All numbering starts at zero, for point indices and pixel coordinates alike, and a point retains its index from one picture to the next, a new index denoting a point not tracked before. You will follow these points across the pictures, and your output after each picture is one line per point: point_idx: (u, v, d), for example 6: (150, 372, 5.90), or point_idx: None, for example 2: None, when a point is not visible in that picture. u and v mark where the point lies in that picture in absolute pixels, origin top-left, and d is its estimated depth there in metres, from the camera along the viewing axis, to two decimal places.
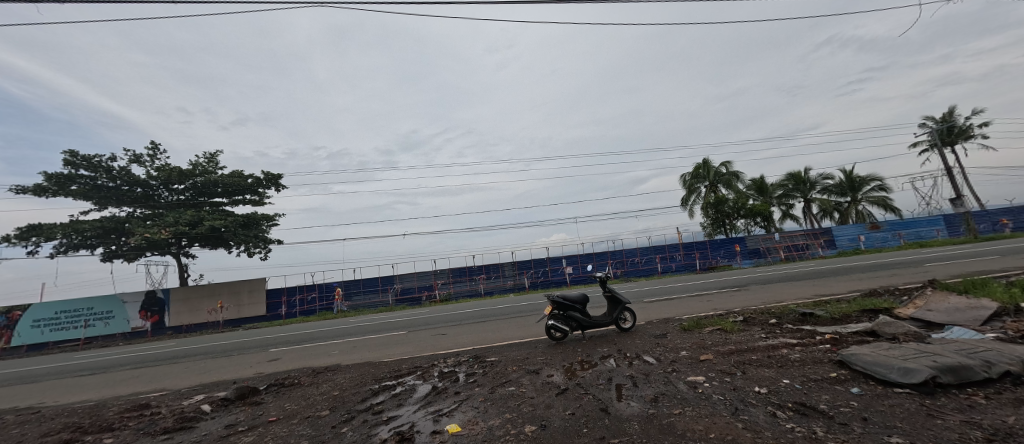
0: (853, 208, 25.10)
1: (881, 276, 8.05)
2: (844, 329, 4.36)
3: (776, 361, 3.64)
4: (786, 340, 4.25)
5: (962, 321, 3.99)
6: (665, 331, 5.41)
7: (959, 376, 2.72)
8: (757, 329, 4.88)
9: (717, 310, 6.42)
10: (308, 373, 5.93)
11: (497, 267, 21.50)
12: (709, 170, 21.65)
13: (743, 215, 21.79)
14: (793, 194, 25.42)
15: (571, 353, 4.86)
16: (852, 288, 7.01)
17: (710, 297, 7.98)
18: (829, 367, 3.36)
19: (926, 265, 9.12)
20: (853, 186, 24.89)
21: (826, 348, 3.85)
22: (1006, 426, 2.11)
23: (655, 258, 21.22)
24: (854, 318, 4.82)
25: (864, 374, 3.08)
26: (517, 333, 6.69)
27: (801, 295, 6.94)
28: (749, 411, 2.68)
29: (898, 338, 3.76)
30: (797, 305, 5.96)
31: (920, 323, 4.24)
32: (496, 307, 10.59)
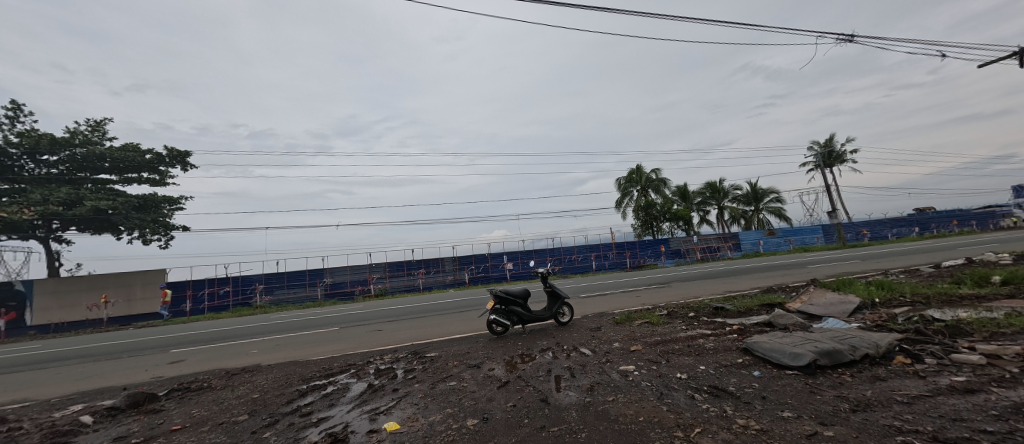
0: (756, 216, 28.75)
1: (776, 275, 9.36)
2: (748, 321, 5.00)
3: (694, 350, 4.05)
4: (703, 331, 4.76)
5: (834, 313, 4.79)
6: (598, 324, 5.74)
7: (833, 359, 3.19)
8: (679, 321, 5.40)
9: (644, 305, 6.98)
10: (221, 375, 5.32)
11: (437, 261, 21.08)
12: (642, 176, 23.31)
13: (668, 218, 23.85)
14: (710, 202, 28.43)
15: (512, 346, 4.95)
16: (754, 285, 8.05)
17: (639, 293, 8.62)
18: (736, 353, 3.80)
19: (808, 266, 10.84)
20: (756, 197, 28.45)
21: (734, 337, 4.39)
22: (866, 399, 2.59)
23: (590, 256, 22.17)
24: (756, 311, 5.57)
25: (763, 360, 3.52)
26: (458, 328, 6.66)
27: (716, 291, 7.83)
28: (672, 395, 2.95)
29: (789, 328, 4.40)
30: (712, 300, 6.70)
31: (805, 315, 5.01)
32: (436, 302, 10.42)
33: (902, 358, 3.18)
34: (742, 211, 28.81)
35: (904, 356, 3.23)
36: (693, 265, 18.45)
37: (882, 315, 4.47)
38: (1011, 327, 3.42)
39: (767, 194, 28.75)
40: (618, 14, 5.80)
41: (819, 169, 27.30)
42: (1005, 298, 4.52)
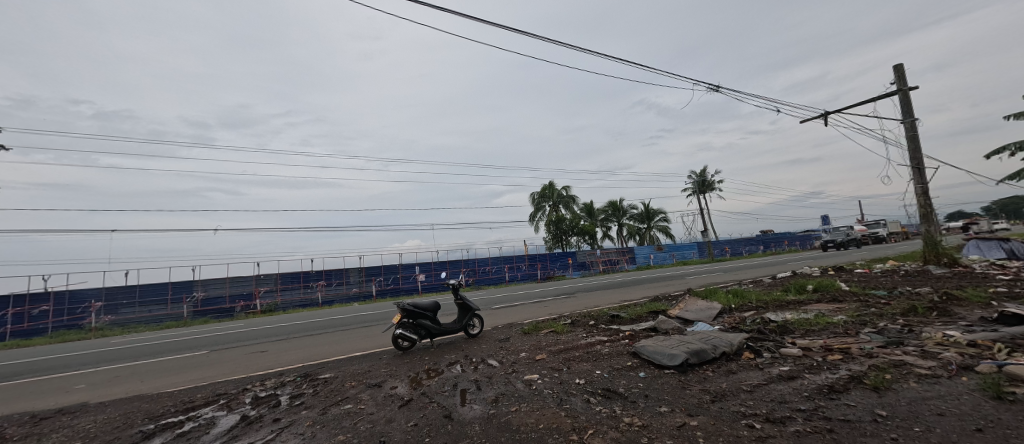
0: (648, 232, 32.84)
1: (660, 286, 10.75)
2: (638, 327, 5.59)
3: (592, 356, 4.35)
4: (600, 337, 5.16)
5: (703, 318, 5.63)
6: (506, 335, 5.84)
7: (700, 357, 3.71)
8: (580, 329, 5.79)
9: (552, 315, 7.35)
10: (22, 421, 4.03)
11: (341, 272, 19.44)
12: (554, 192, 24.96)
13: (576, 233, 25.93)
14: (611, 219, 31.63)
15: (418, 362, 4.74)
16: (644, 295, 9.10)
17: (548, 303, 9.06)
18: (626, 357, 4.18)
19: (684, 278, 12.71)
20: (649, 216, 32.54)
21: (626, 342, 4.84)
22: (721, 390, 3.06)
23: (504, 268, 22.68)
24: (644, 318, 6.27)
25: (647, 362, 3.93)
26: (360, 345, 6.16)
27: (614, 301, 8.65)
28: (571, 400, 3.10)
29: (668, 332, 5.03)
30: (609, 308, 7.36)
31: (681, 320, 5.78)
32: (339, 317, 9.53)
33: (748, 354, 3.82)
34: (637, 228, 32.64)
35: (750, 352, 3.88)
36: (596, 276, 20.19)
37: (735, 319, 5.39)
38: (817, 325, 4.39)
39: (657, 214, 33.06)
40: (533, 38, 6.19)
41: (694, 195, 32.47)
42: (814, 302, 5.84)
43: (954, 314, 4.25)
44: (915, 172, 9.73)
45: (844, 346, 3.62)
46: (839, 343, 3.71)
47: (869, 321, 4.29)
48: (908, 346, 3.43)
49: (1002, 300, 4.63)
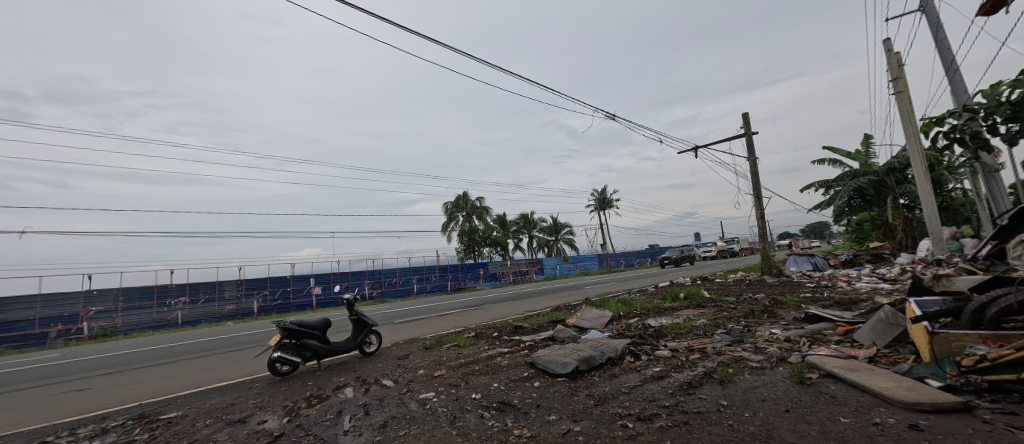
0: (555, 244, 35.26)
1: (561, 296, 11.50)
2: (538, 337, 5.84)
3: (490, 368, 4.38)
4: (501, 349, 5.26)
5: (596, 325, 6.12)
6: (406, 352, 5.58)
7: (589, 363, 4.01)
8: (483, 342, 5.83)
9: (456, 328, 7.30)
10: None
11: (211, 287, 16.66)
12: (468, 202, 25.34)
13: (488, 244, 26.67)
14: (522, 231, 33.16)
15: (298, 389, 4.22)
16: (546, 305, 9.63)
17: (454, 315, 8.97)
18: (523, 368, 4.30)
19: (585, 288, 13.80)
20: (556, 229, 34.97)
21: (525, 352, 4.99)
22: (604, 394, 3.33)
23: (412, 279, 21.82)
24: (544, 327, 6.59)
25: (542, 371, 4.09)
26: (229, 373, 5.26)
27: (518, 311, 8.94)
28: (464, 417, 3.04)
29: (564, 340, 5.34)
30: (513, 319, 7.59)
31: (577, 328, 6.20)
32: (204, 341, 8.04)
33: (629, 358, 4.23)
34: (546, 240, 34.78)
35: (630, 356, 4.30)
36: (508, 286, 20.75)
37: (621, 325, 5.96)
38: (684, 328, 5.10)
39: (564, 227, 35.66)
40: (445, 48, 6.22)
41: (596, 210, 35.83)
42: (682, 308, 6.81)
43: (777, 315, 5.35)
44: (755, 199, 12.17)
45: (702, 346, 4.24)
46: (699, 344, 4.35)
47: (721, 323, 5.13)
48: (745, 343, 4.19)
49: (806, 303, 5.99)
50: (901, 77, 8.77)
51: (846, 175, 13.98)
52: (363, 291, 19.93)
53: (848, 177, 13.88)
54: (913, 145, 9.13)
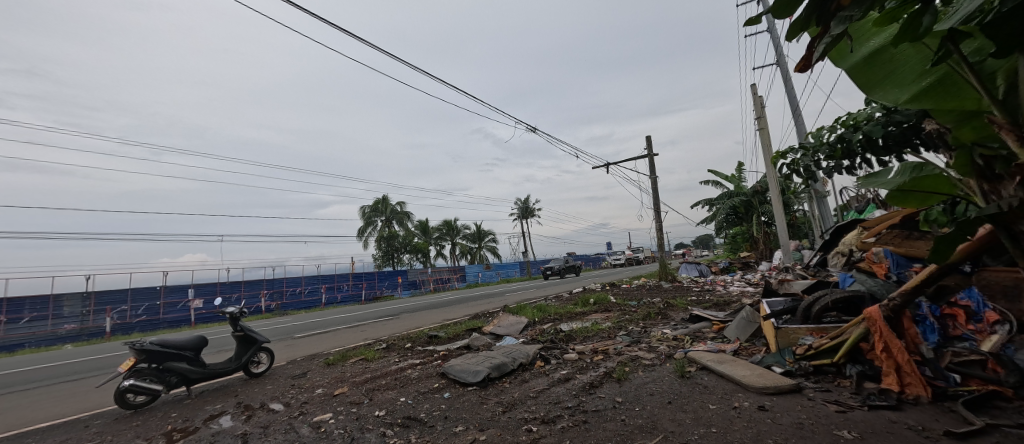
0: (479, 251, 35.81)
1: (481, 303, 11.60)
2: (452, 346, 5.79)
3: (398, 382, 4.18)
4: (412, 361, 5.08)
5: (511, 332, 6.27)
6: (305, 370, 5.07)
7: (501, 370, 4.11)
8: (394, 354, 5.60)
9: (366, 340, 6.89)
10: None
11: (40, 302, 13.38)
12: (387, 207, 26.00)
13: (408, 250, 26.93)
14: (445, 237, 33.09)
15: (156, 423, 3.54)
16: (466, 313, 9.63)
17: (365, 327, 8.47)
18: (434, 379, 4.18)
19: (504, 295, 14.10)
20: (480, 236, 35.60)
21: (437, 362, 4.89)
22: (512, 400, 3.40)
23: (320, 288, 20.05)
24: (460, 336, 6.57)
25: (454, 381, 4.03)
26: (57, 410, 4.20)
27: (434, 321, 8.77)
28: (364, 437, 2.84)
29: (479, 348, 5.36)
30: (429, 329, 7.44)
31: (493, 336, 6.28)
32: (21, 373, 6.29)
33: (539, 362, 4.43)
34: (469, 247, 35.16)
35: (540, 360, 4.51)
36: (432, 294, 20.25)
37: (535, 330, 6.21)
38: (591, 331, 5.51)
39: (487, 234, 36.30)
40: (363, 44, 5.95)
41: (519, 219, 37.18)
42: (592, 312, 7.34)
43: (669, 316, 6.05)
44: (655, 213, 13.78)
45: (605, 348, 4.61)
46: (603, 345, 4.72)
47: (623, 325, 5.64)
48: (641, 343, 4.67)
49: (691, 305, 6.91)
50: (762, 116, 10.71)
51: (725, 195, 16.53)
52: (259, 304, 17.58)
53: (727, 196, 16.43)
54: (770, 174, 11.20)
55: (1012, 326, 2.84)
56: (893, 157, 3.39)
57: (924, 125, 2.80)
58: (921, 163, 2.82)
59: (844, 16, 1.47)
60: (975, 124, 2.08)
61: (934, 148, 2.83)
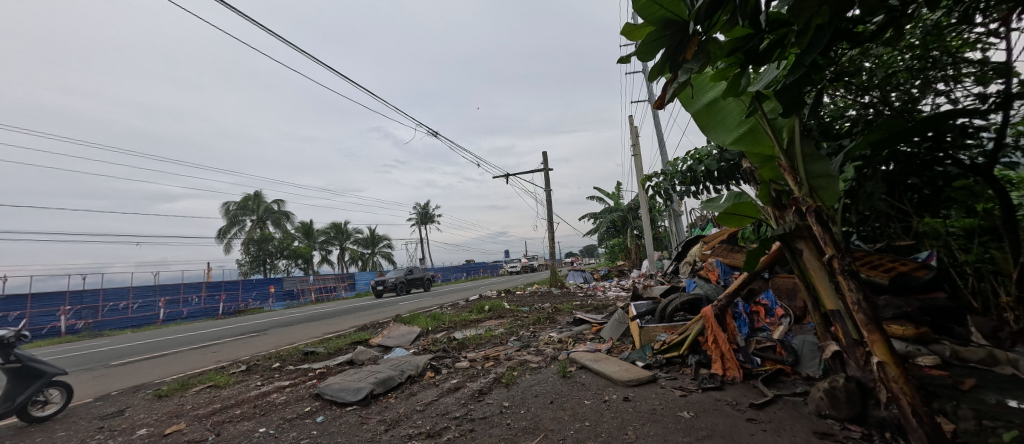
0: (371, 258, 33.84)
1: (371, 314, 10.87)
2: (332, 362, 5.28)
3: (260, 409, 3.60)
4: (280, 383, 4.46)
5: (401, 343, 6.02)
6: (123, 407, 3.98)
7: (386, 385, 3.92)
8: (256, 377, 4.85)
9: (220, 363, 5.80)
10: None
11: None
12: (259, 204, 23.64)
13: (286, 255, 24.06)
14: (332, 241, 30.50)
15: None
16: (351, 325, 8.90)
17: (219, 348, 7.12)
18: (307, 402, 3.71)
19: (397, 304, 13.40)
20: (373, 241, 33.82)
21: (312, 383, 4.38)
22: (396, 416, 3.24)
23: (157, 303, 16.04)
24: (343, 350, 6.04)
25: (330, 402, 3.65)
26: None
27: (311, 336, 7.84)
28: None
29: (364, 364, 5.12)
30: (305, 345, 6.65)
31: (381, 348, 5.93)
32: None
33: (429, 373, 4.42)
34: (360, 253, 32.99)
35: (430, 371, 4.52)
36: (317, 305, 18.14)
37: (428, 340, 6.09)
38: (484, 338, 5.66)
39: (382, 240, 34.78)
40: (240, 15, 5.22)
41: (417, 224, 36.50)
42: (485, 320, 7.53)
43: (556, 320, 6.57)
44: (548, 224, 14.96)
45: (496, 354, 4.84)
46: (494, 352, 4.95)
47: (514, 331, 5.95)
48: (530, 347, 4.97)
49: (575, 309, 7.65)
50: (636, 144, 12.60)
51: (607, 210, 18.83)
52: (53, 324, 13.26)
53: (608, 212, 18.79)
54: (641, 194, 13.19)
55: (790, 318, 3.80)
56: (724, 186, 4.26)
57: (741, 163, 3.58)
58: (740, 192, 3.59)
59: (688, 68, 1.86)
60: (770, 166, 3.01)
61: (748, 182, 3.66)
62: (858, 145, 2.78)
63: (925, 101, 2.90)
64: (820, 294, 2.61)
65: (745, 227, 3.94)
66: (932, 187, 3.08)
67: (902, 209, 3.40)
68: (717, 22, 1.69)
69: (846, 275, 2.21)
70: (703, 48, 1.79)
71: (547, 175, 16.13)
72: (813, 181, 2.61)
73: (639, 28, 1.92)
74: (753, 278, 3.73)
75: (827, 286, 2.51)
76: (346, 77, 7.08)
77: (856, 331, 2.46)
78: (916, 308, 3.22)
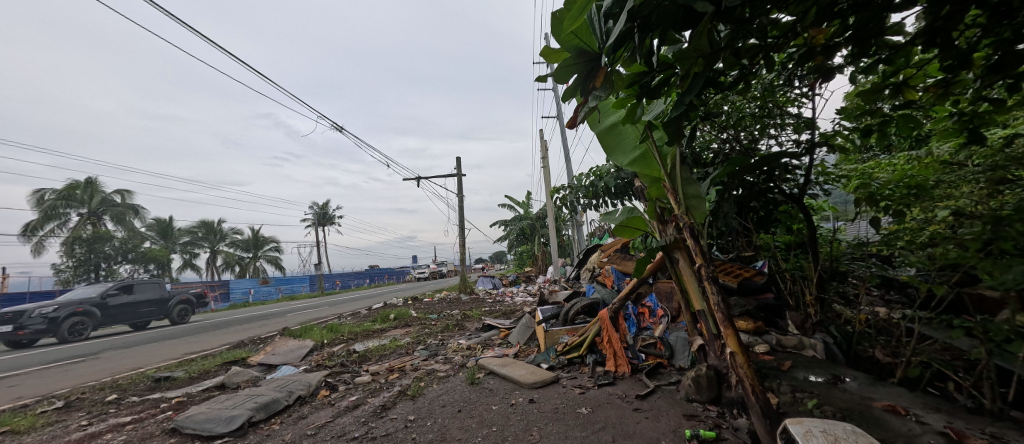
0: (252, 263, 29.41)
1: (251, 328, 9.40)
2: (196, 388, 4.40)
3: None
4: (118, 420, 3.54)
5: (290, 360, 5.33)
6: None
7: (268, 410, 3.40)
8: (81, 415, 3.78)
9: (20, 401, 4.38)
10: None
11: None
12: (94, 195, 18.83)
13: (132, 259, 19.58)
14: (200, 243, 25.85)
15: None
16: (224, 342, 7.56)
17: (18, 381, 5.35)
18: (157, 441, 3.01)
19: (285, 316, 11.79)
20: (256, 244, 29.64)
21: (166, 415, 3.58)
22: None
23: None
24: (212, 373, 5.08)
25: (191, 438, 3.01)
26: None
27: (166, 358, 6.40)
28: None
29: (239, 387, 4.38)
30: (157, 369, 5.43)
31: (263, 367, 5.15)
32: None
33: (323, 392, 3.98)
34: (238, 257, 28.51)
35: (325, 389, 4.06)
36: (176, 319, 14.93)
37: (322, 355, 5.50)
38: (389, 349, 5.33)
39: (267, 243, 30.62)
40: None
41: (313, 225, 33.04)
42: (389, 329, 7.11)
43: (465, 327, 6.53)
44: (459, 230, 14.93)
45: (401, 365, 4.60)
46: (399, 363, 4.70)
47: (422, 340, 5.74)
48: (438, 356, 4.85)
49: (484, 315, 7.70)
50: (545, 158, 13.45)
51: (517, 218, 19.53)
52: None
53: (518, 220, 19.57)
54: (549, 204, 14.00)
55: (667, 317, 4.37)
56: (619, 201, 4.79)
57: (634, 182, 4.02)
58: (633, 207, 4.04)
59: (595, 95, 1.98)
60: (656, 186, 3.44)
61: (638, 198, 4.15)
62: (719, 173, 3.37)
63: (762, 142, 3.66)
64: (691, 297, 3.05)
65: (636, 238, 4.45)
66: (765, 209, 3.90)
67: (746, 226, 4.22)
68: (619, 57, 1.82)
69: (710, 280, 2.66)
70: (607, 78, 1.91)
71: (460, 181, 16.10)
72: (689, 200, 3.08)
73: (554, 51, 1.98)
74: (642, 284, 4.23)
75: (696, 290, 2.97)
76: (219, 47, 5.83)
77: (715, 326, 2.95)
78: (755, 306, 4.00)
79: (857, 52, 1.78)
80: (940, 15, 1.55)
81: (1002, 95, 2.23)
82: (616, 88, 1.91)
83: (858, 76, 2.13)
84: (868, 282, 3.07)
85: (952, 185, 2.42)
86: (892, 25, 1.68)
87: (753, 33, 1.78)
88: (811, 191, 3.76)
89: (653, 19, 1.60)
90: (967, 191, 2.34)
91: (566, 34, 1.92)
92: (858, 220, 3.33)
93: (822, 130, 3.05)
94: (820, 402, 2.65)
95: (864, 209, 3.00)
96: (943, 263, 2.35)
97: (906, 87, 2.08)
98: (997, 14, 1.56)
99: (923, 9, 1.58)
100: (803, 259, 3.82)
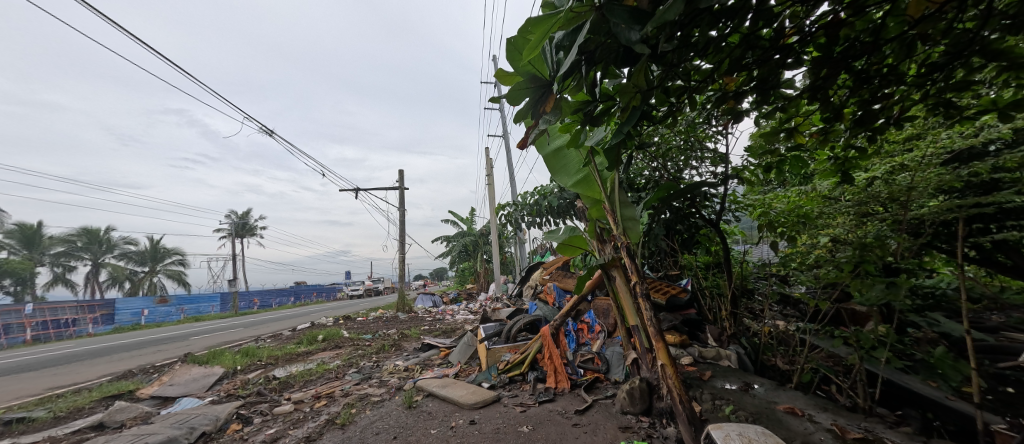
0: (147, 279, 25.30)
1: (143, 355, 8.03)
2: (61, 430, 3.60)
3: None
4: None
5: (193, 390, 4.64)
6: None
7: None
8: None
9: None
10: None
11: None
12: None
13: None
14: (78, 254, 21.83)
15: None
16: (103, 373, 6.35)
17: None
18: None
19: (189, 339, 10.24)
20: (154, 256, 25.85)
21: None
22: None
23: None
24: (87, 411, 4.22)
25: None
26: None
27: (23, 395, 5.19)
28: None
29: (123, 426, 3.68)
30: (8, 409, 4.40)
31: (157, 401, 4.41)
32: None
33: (234, 426, 3.50)
34: (129, 271, 24.44)
35: (236, 423, 3.57)
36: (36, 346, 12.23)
37: (234, 383, 4.87)
38: (315, 373, 4.88)
39: (168, 255, 26.71)
40: None
41: (231, 236, 29.55)
42: (315, 352, 6.51)
43: (400, 348, 6.20)
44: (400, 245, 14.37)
45: (330, 391, 4.23)
46: (327, 389, 4.32)
47: (354, 362, 5.35)
48: (372, 380, 4.54)
49: (422, 334, 7.41)
50: (491, 174, 13.66)
51: (461, 234, 19.36)
52: None
53: (461, 236, 19.39)
54: (493, 220, 14.12)
55: (604, 333, 4.55)
56: (561, 220, 4.98)
57: (576, 203, 4.21)
58: (574, 227, 4.22)
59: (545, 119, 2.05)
60: (596, 207, 3.64)
61: (580, 218, 4.34)
62: (652, 198, 3.66)
63: (686, 171, 4.09)
64: (626, 312, 3.22)
65: (577, 256, 4.64)
66: (688, 232, 4.33)
67: (673, 246, 4.62)
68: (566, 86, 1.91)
69: (643, 297, 2.84)
70: (554, 104, 1.98)
71: (402, 194, 15.64)
72: (625, 222, 3.29)
73: (508, 74, 2.03)
74: (581, 300, 4.39)
75: (631, 306, 3.15)
76: (143, 43, 4.99)
77: (647, 340, 3.13)
78: (680, 321, 4.34)
79: (760, 100, 2.04)
80: (819, 75, 1.85)
81: (863, 143, 2.72)
82: (563, 114, 2.00)
83: (760, 119, 2.45)
84: (770, 298, 3.49)
85: (829, 217, 2.87)
86: (785, 79, 1.98)
87: (678, 76, 1.99)
88: (724, 217, 4.28)
89: (597, 54, 1.71)
90: (841, 222, 2.79)
91: (520, 59, 2.00)
92: (763, 245, 3.83)
93: (734, 164, 3.49)
94: (735, 407, 2.92)
95: (765, 234, 3.47)
96: (825, 282, 2.75)
97: (796, 132, 2.45)
98: (859, 79, 1.91)
99: (807, 69, 1.86)
100: (719, 277, 4.27)
